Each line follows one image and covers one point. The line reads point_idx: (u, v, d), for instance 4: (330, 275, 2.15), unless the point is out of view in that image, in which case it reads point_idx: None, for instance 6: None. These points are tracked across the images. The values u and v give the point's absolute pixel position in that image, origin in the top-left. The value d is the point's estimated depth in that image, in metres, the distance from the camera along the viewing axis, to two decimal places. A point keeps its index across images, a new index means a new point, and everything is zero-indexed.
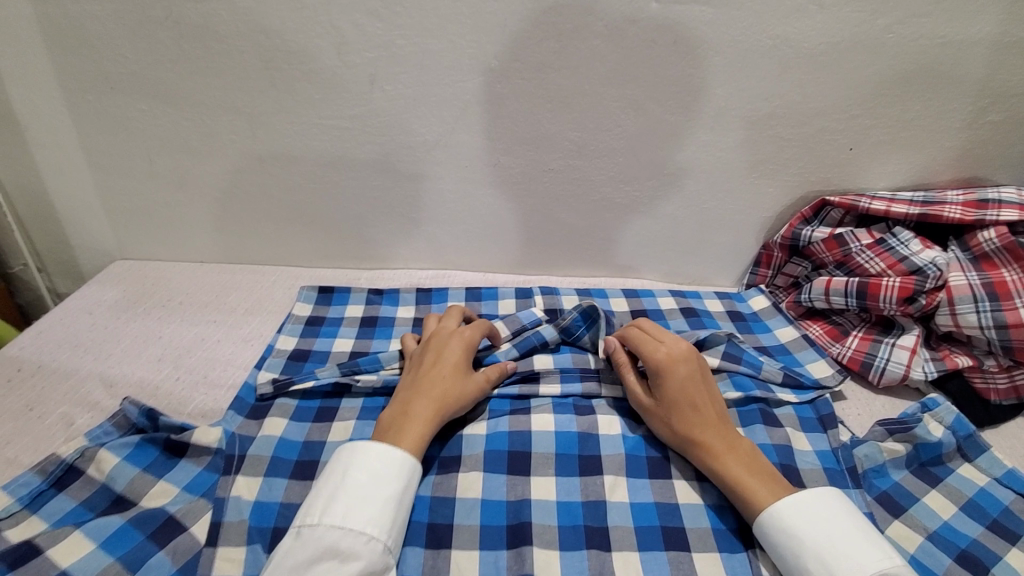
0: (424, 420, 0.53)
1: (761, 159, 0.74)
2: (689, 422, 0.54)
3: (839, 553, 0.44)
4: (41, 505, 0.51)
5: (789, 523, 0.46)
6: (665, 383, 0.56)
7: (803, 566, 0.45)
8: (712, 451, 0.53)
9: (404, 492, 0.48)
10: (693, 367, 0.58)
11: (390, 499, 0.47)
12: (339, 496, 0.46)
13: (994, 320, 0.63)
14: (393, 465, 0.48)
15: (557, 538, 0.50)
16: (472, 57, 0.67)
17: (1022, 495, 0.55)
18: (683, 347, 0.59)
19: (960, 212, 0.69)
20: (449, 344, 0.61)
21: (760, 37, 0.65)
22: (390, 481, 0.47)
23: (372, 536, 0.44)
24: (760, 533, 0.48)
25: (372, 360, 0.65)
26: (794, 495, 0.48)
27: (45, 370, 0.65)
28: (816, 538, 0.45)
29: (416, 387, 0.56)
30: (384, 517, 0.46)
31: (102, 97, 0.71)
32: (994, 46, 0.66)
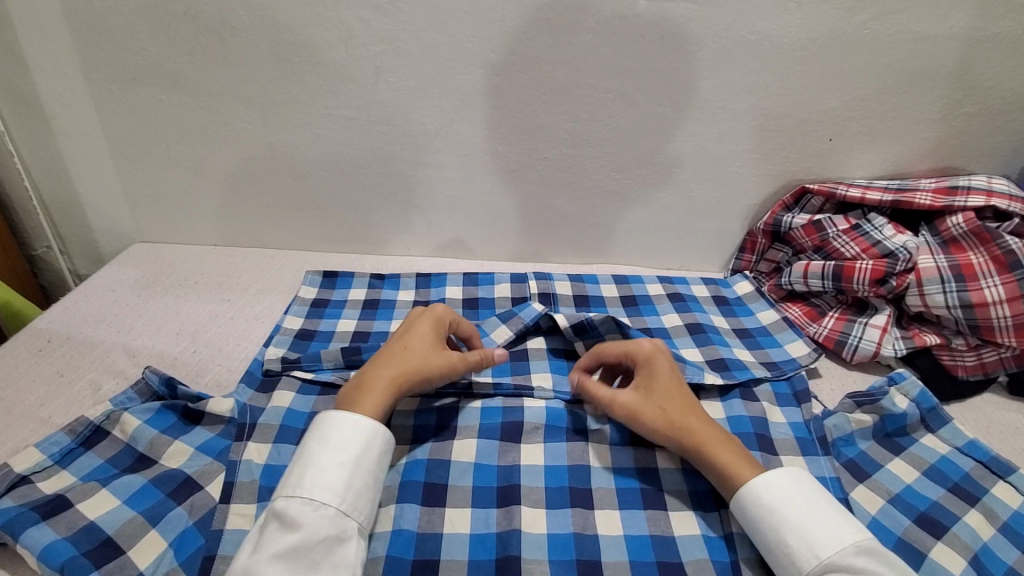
0: (379, 391, 0.53)
1: (746, 148, 0.78)
2: (682, 414, 0.54)
3: (817, 526, 0.46)
4: (71, 460, 0.53)
5: (769, 500, 0.48)
6: (652, 376, 0.57)
7: (781, 539, 0.46)
8: (705, 443, 0.52)
9: (361, 457, 0.49)
10: (672, 364, 0.59)
11: (343, 466, 0.47)
12: (295, 466, 0.48)
13: (960, 299, 0.67)
14: (347, 430, 0.49)
15: (544, 498, 0.53)
16: (471, 51, 0.71)
17: (982, 462, 0.59)
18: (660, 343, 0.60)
19: (930, 198, 0.73)
20: (418, 321, 0.61)
21: (744, 32, 0.69)
22: (340, 449, 0.48)
23: (323, 502, 0.45)
24: (739, 509, 0.49)
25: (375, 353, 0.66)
26: (763, 475, 0.50)
27: (73, 341, 0.70)
28: (797, 514, 0.47)
29: (381, 359, 0.56)
30: (336, 482, 0.47)
31: (124, 88, 0.76)
32: (968, 40, 0.69)
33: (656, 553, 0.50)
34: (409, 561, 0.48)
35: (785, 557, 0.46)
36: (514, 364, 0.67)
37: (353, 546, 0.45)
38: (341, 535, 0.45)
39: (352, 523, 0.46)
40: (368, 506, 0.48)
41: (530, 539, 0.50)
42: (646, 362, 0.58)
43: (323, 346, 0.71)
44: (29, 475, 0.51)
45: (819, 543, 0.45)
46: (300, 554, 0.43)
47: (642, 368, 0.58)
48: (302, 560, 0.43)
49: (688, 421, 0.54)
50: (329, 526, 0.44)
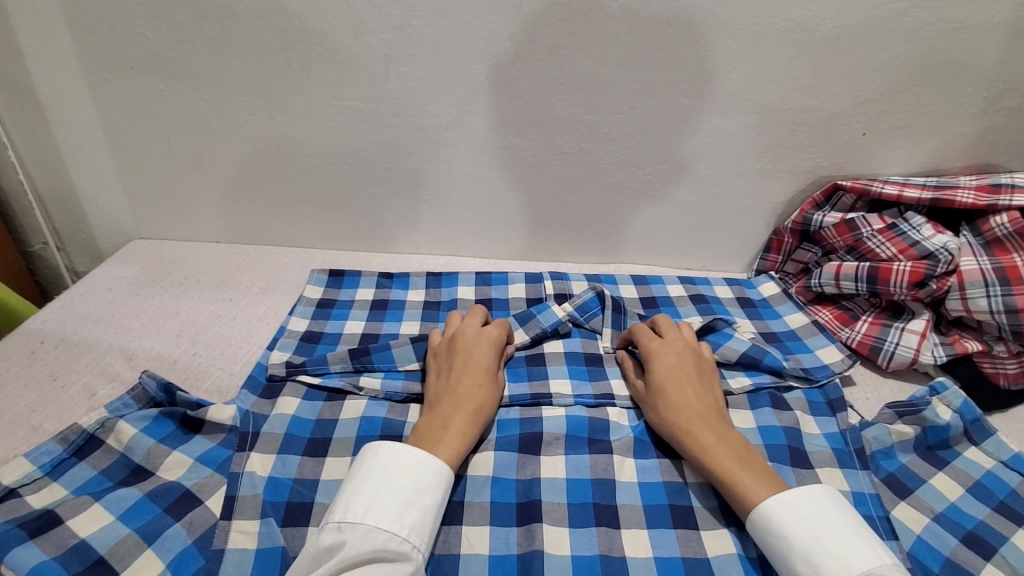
0: (461, 435, 0.51)
1: (774, 143, 0.74)
2: (676, 411, 0.54)
3: (827, 553, 0.42)
4: (63, 472, 0.50)
5: (777, 523, 0.44)
6: (654, 371, 0.58)
7: (790, 565, 0.43)
8: (699, 442, 0.51)
9: (443, 499, 0.46)
10: (684, 361, 0.58)
11: (430, 508, 0.44)
12: (382, 497, 0.44)
13: (1004, 304, 0.63)
14: (433, 471, 0.46)
15: (566, 516, 0.49)
16: (486, 40, 0.67)
17: None
18: (680, 343, 0.60)
19: (972, 196, 0.69)
20: (478, 347, 0.59)
21: (776, 19, 0.65)
22: (437, 492, 0.46)
23: (414, 543, 0.42)
24: (750, 529, 0.46)
25: (386, 357, 0.63)
26: (782, 491, 0.46)
27: (68, 342, 0.66)
28: (805, 538, 0.43)
29: (455, 395, 0.54)
30: (426, 524, 0.44)
31: (122, 77, 0.73)
32: (1015, 29, 0.65)
33: None
34: None
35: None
36: (531, 368, 0.63)
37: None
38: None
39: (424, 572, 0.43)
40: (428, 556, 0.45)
41: (553, 561, 0.46)
42: (650, 357, 0.59)
43: (330, 348, 0.67)
44: (18, 488, 0.48)
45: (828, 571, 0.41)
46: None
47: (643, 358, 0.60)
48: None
49: (689, 416, 0.53)
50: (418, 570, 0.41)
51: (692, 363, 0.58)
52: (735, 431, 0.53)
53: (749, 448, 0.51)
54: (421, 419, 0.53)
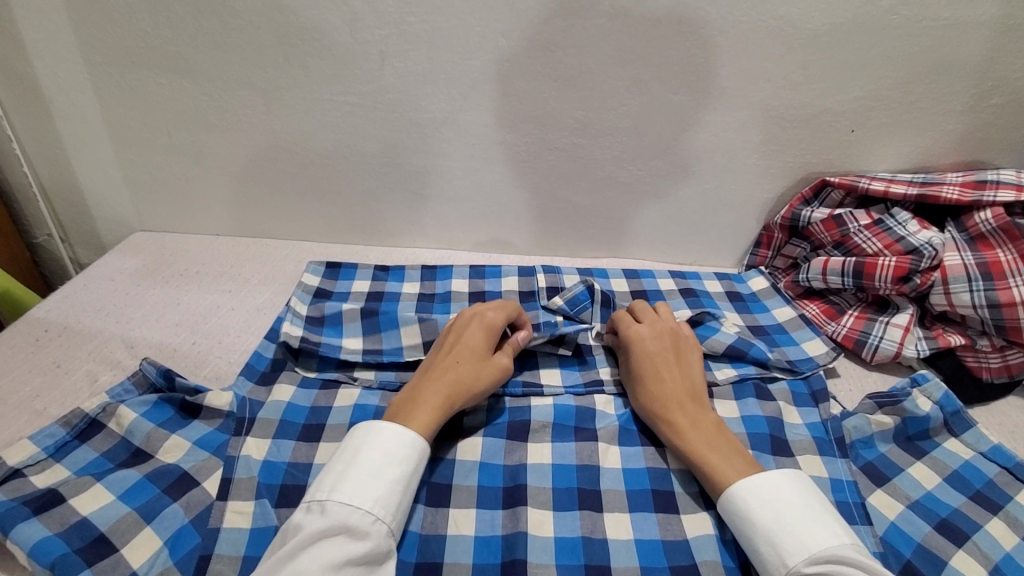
0: (430, 408, 0.51)
1: (763, 140, 0.75)
2: (652, 396, 0.55)
3: (786, 533, 0.43)
4: (66, 454, 0.52)
5: (741, 504, 0.46)
6: (630, 356, 0.59)
7: (753, 545, 0.45)
8: (675, 427, 0.52)
9: (414, 473, 0.47)
10: (662, 345, 0.59)
11: (398, 481, 0.46)
12: (350, 473, 0.45)
13: (987, 299, 0.64)
14: (406, 444, 0.47)
15: (551, 500, 0.51)
16: (479, 36, 0.68)
17: (1006, 468, 0.56)
18: (662, 327, 0.61)
19: (958, 192, 0.69)
20: (467, 329, 0.59)
21: (765, 17, 0.66)
22: (406, 466, 0.47)
23: (379, 516, 0.44)
24: (721, 510, 0.47)
25: (395, 355, 0.64)
26: (750, 475, 0.47)
27: (71, 331, 0.68)
28: (767, 520, 0.44)
29: (435, 371, 0.55)
30: (392, 498, 0.45)
31: (124, 72, 0.74)
32: (1001, 28, 0.66)
33: (668, 559, 0.47)
34: (412, 563, 0.46)
35: (757, 562, 0.44)
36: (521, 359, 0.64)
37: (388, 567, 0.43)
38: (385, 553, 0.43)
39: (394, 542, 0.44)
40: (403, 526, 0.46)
41: (537, 542, 0.48)
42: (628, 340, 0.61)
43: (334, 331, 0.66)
44: (23, 468, 0.50)
45: (786, 550, 0.43)
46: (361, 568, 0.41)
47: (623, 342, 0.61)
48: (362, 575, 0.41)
49: (665, 399, 0.55)
50: (383, 543, 0.43)
51: (672, 346, 0.59)
52: (711, 411, 0.54)
53: (722, 429, 0.52)
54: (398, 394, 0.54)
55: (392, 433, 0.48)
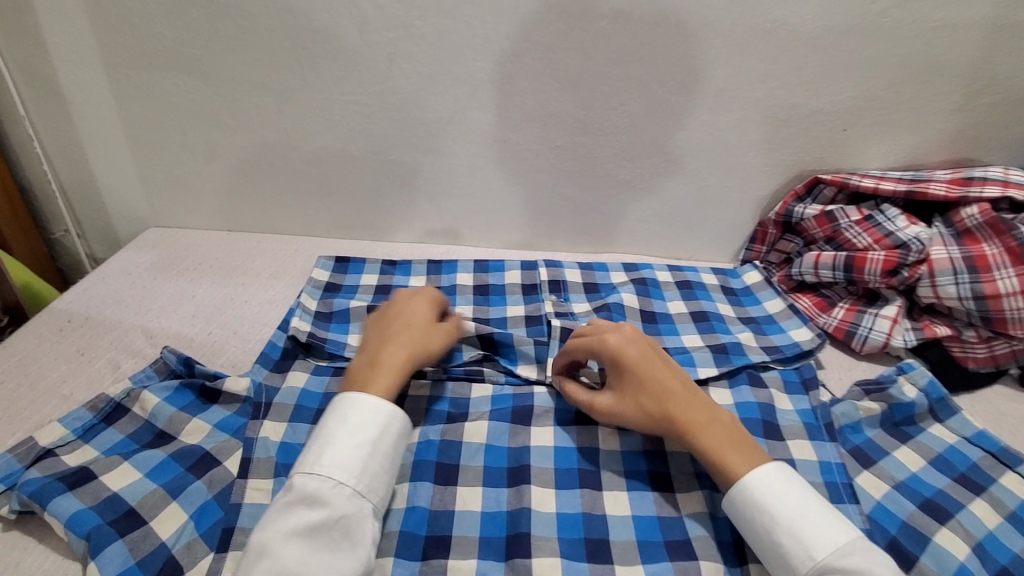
0: (393, 370, 0.53)
1: (759, 138, 0.78)
2: (664, 404, 0.53)
3: (811, 527, 0.45)
4: (94, 435, 0.55)
5: (757, 497, 0.47)
6: (628, 378, 0.54)
7: (775, 539, 0.46)
8: (692, 425, 0.52)
9: (380, 436, 0.49)
10: (647, 351, 0.56)
11: (361, 446, 0.47)
12: (313, 444, 0.47)
13: (972, 291, 0.67)
14: (368, 410, 0.49)
15: (553, 479, 0.54)
16: (485, 38, 0.71)
17: (990, 453, 0.58)
18: (632, 335, 0.57)
19: (945, 188, 0.72)
20: (413, 302, 0.62)
21: (760, 19, 0.68)
22: (361, 430, 0.48)
23: (340, 481, 0.45)
24: (731, 505, 0.48)
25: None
26: (761, 467, 0.49)
27: (92, 321, 0.71)
28: (788, 513, 0.46)
29: (386, 338, 0.57)
30: (354, 461, 0.46)
31: (141, 72, 0.77)
32: (987, 29, 0.68)
33: (663, 533, 0.50)
34: (423, 536, 0.49)
35: (780, 557, 0.45)
36: (520, 349, 0.64)
37: (366, 529, 0.45)
38: (358, 515, 0.45)
39: (368, 505, 0.46)
40: (382, 489, 0.47)
41: (540, 518, 0.51)
42: (615, 354, 0.55)
43: (342, 328, 0.69)
44: (54, 449, 0.53)
45: (813, 543, 0.44)
46: (330, 532, 0.43)
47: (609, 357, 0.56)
48: (332, 538, 0.43)
49: (673, 406, 0.53)
50: (348, 505, 0.45)
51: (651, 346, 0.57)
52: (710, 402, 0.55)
53: (733, 420, 0.53)
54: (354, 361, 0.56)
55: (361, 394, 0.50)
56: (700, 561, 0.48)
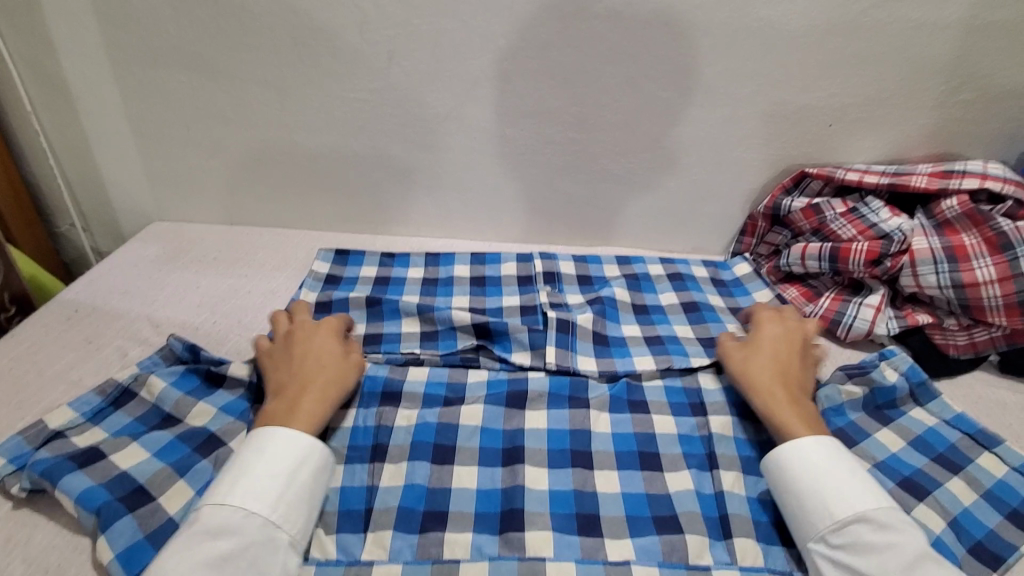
0: (314, 413, 0.53)
1: (747, 133, 0.80)
2: (761, 367, 0.59)
3: (856, 483, 0.48)
4: (102, 418, 0.57)
5: (809, 450, 0.51)
6: (757, 336, 0.63)
7: (819, 488, 0.49)
8: (772, 395, 0.56)
9: (298, 466, 0.49)
10: (791, 337, 0.63)
11: (277, 477, 0.48)
12: (228, 475, 0.48)
13: (952, 280, 0.69)
14: (285, 442, 0.50)
15: (547, 459, 0.56)
16: (481, 36, 0.73)
17: (968, 434, 0.60)
18: (794, 323, 0.64)
19: (926, 181, 0.75)
20: (317, 336, 0.60)
21: (747, 18, 0.71)
22: (275, 461, 0.48)
23: (252, 511, 0.46)
24: (783, 453, 0.52)
25: (394, 344, 0.67)
26: (825, 443, 0.51)
27: (99, 311, 0.73)
28: (836, 468, 0.49)
29: (301, 380, 0.56)
30: (269, 491, 0.47)
31: (147, 70, 0.79)
32: (966, 28, 0.71)
33: (651, 509, 0.52)
34: (420, 512, 0.51)
35: (821, 507, 0.48)
36: (515, 337, 0.66)
37: (279, 562, 0.45)
38: (271, 547, 0.45)
39: (282, 536, 0.46)
40: (300, 520, 0.47)
41: (533, 494, 0.53)
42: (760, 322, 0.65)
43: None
44: (64, 430, 0.55)
45: (857, 496, 0.47)
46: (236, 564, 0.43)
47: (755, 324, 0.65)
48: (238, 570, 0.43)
49: (775, 374, 0.58)
50: (258, 536, 0.45)
51: (802, 339, 0.63)
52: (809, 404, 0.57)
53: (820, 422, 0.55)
54: (269, 406, 0.54)
55: (285, 440, 0.50)
56: (686, 534, 0.50)
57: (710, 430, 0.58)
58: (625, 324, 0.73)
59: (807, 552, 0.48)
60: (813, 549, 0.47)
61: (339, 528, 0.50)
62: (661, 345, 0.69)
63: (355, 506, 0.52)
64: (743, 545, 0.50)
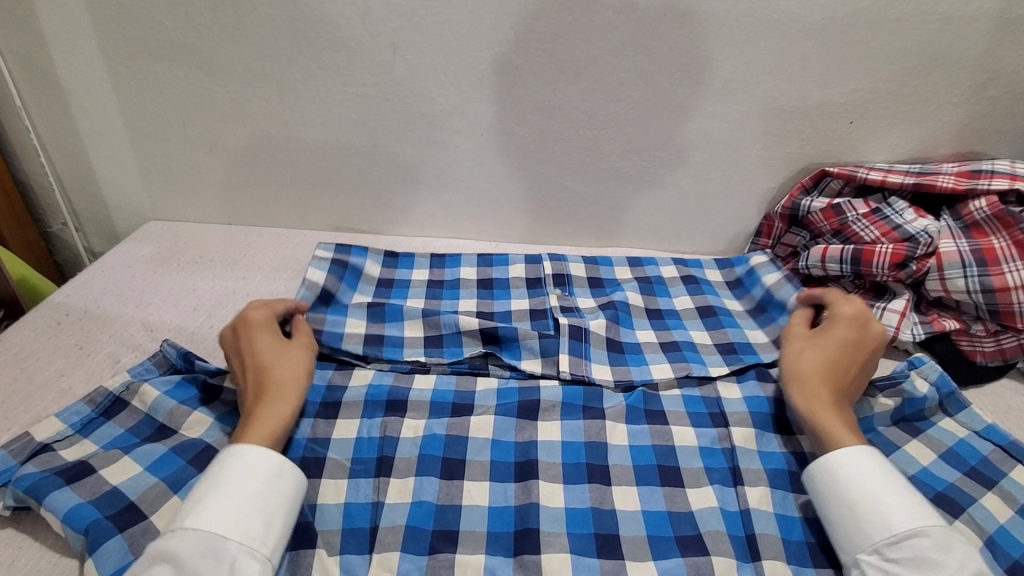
0: (267, 420, 0.50)
1: (765, 131, 0.77)
2: (818, 367, 0.56)
3: (908, 495, 0.46)
4: (92, 429, 0.54)
5: (862, 456, 0.48)
6: (829, 335, 0.58)
7: (872, 495, 0.46)
8: (820, 398, 0.53)
9: (243, 474, 0.45)
10: (863, 344, 0.57)
11: (221, 489, 0.44)
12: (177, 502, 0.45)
13: (981, 284, 0.66)
14: (232, 455, 0.47)
15: (562, 474, 0.53)
16: (489, 28, 0.70)
17: (1000, 446, 0.58)
18: (875, 329, 0.59)
19: (952, 181, 0.72)
20: (248, 338, 0.56)
21: (767, 10, 0.68)
22: (218, 474, 0.45)
23: (194, 527, 0.42)
24: (836, 457, 0.49)
25: (395, 350, 0.63)
26: (874, 454, 0.49)
27: (91, 315, 0.70)
28: (889, 478, 0.47)
29: (251, 390, 0.53)
30: (211, 505, 0.43)
31: (140, 63, 0.76)
32: (996, 22, 0.68)
33: (674, 528, 0.50)
34: (429, 531, 0.48)
35: (874, 515, 0.45)
36: (525, 343, 0.63)
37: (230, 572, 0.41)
38: (217, 559, 0.41)
39: (231, 545, 0.41)
40: (255, 527, 0.43)
41: (548, 513, 0.50)
42: (836, 315, 0.60)
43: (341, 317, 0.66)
44: (51, 444, 0.52)
45: (912, 507, 0.45)
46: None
47: (830, 317, 0.61)
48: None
49: (828, 378, 0.55)
50: (202, 549, 0.41)
51: (877, 345, 0.58)
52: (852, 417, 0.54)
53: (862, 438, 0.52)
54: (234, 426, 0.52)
55: (248, 450, 0.47)
56: (712, 556, 0.47)
57: (732, 443, 0.56)
58: (639, 330, 0.70)
59: (854, 562, 0.45)
60: (864, 559, 0.44)
61: (343, 549, 0.47)
62: (678, 351, 0.66)
63: (360, 524, 0.49)
64: (773, 567, 0.47)
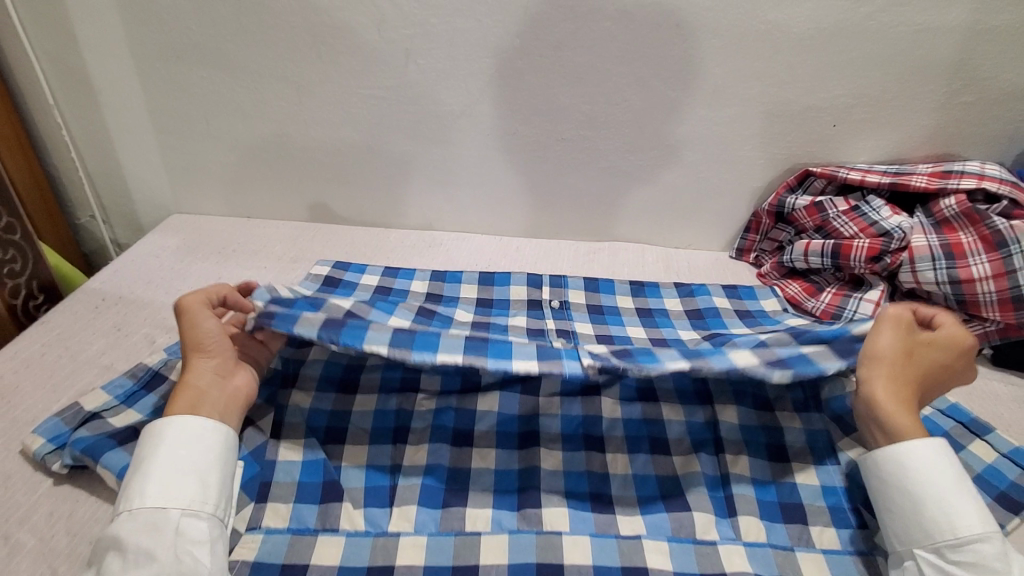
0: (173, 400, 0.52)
1: (753, 132, 0.82)
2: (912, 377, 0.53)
3: (974, 501, 0.47)
4: (136, 400, 0.59)
5: (934, 459, 0.49)
6: (936, 350, 0.55)
7: (942, 498, 0.47)
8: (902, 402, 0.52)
9: (168, 451, 0.48)
10: (950, 373, 0.56)
11: (150, 469, 0.47)
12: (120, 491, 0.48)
13: (948, 276, 0.72)
14: (151, 437, 0.49)
15: (560, 442, 0.58)
16: (495, 35, 0.76)
17: (960, 423, 0.63)
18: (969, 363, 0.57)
19: (925, 180, 0.77)
20: None
21: (754, 21, 0.73)
22: (137, 465, 0.48)
23: (132, 507, 0.45)
24: (912, 456, 0.49)
25: (356, 337, 0.50)
26: (942, 461, 0.49)
27: (126, 300, 0.76)
28: (959, 483, 0.48)
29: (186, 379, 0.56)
30: (143, 486, 0.46)
31: (169, 66, 0.81)
32: (968, 32, 0.73)
33: (661, 490, 0.55)
34: (442, 489, 0.54)
35: (938, 517, 0.47)
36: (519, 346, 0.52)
37: (177, 533, 0.44)
38: (162, 526, 0.44)
39: (171, 513, 0.45)
40: (191, 491, 0.46)
41: (548, 475, 0.55)
42: (955, 335, 0.56)
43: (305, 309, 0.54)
44: (99, 412, 0.57)
45: (975, 513, 0.46)
46: (130, 552, 0.43)
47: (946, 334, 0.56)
48: (135, 557, 0.43)
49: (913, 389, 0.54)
50: (145, 522, 0.44)
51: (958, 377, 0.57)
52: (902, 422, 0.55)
53: None
54: None
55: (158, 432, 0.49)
56: (694, 511, 0.54)
57: (717, 418, 0.60)
58: None
59: (908, 552, 0.47)
60: (920, 553, 0.47)
61: (365, 502, 0.53)
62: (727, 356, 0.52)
63: (380, 483, 0.55)
64: (747, 524, 0.53)
